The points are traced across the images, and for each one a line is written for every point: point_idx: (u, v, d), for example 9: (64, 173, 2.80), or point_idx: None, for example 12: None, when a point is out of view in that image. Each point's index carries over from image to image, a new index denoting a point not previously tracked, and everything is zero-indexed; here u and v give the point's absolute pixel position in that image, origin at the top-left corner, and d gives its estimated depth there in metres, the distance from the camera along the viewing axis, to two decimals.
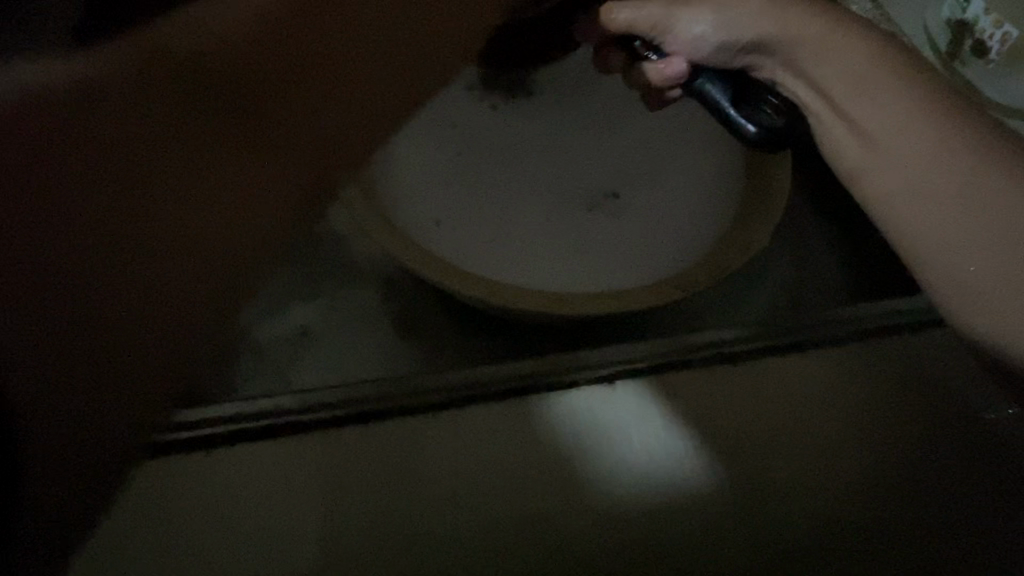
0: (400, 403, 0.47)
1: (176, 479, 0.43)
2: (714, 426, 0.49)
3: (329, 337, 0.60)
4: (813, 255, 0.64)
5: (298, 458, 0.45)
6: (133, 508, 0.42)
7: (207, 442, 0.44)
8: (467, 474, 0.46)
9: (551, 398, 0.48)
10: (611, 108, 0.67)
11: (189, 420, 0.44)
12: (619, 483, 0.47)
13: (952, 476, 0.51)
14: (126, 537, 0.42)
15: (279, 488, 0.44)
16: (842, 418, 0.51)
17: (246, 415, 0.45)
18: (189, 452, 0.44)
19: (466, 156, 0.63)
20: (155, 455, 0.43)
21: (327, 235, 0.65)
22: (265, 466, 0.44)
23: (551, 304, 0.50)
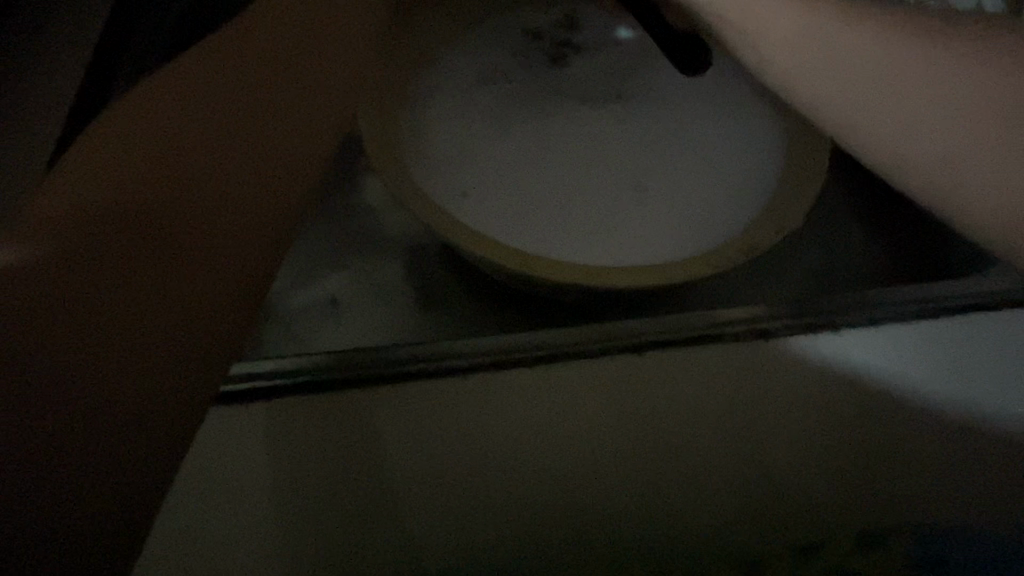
0: (438, 364, 0.49)
1: (233, 427, 0.47)
2: (731, 385, 0.52)
3: (365, 297, 0.61)
4: (851, 227, 0.63)
5: (341, 407, 0.48)
6: (202, 450, 0.47)
7: (253, 395, 0.46)
8: (498, 422, 0.51)
9: (583, 367, 0.49)
10: (650, 82, 0.66)
11: (248, 371, 0.47)
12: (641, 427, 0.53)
13: (942, 425, 0.56)
14: (212, 475, 0.48)
15: (332, 432, 0.49)
16: (860, 387, 0.54)
17: (284, 372, 0.47)
18: (245, 403, 0.47)
19: (504, 130, 0.64)
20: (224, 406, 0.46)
21: (362, 202, 0.66)
22: (312, 412, 0.48)
23: (588, 275, 0.51)
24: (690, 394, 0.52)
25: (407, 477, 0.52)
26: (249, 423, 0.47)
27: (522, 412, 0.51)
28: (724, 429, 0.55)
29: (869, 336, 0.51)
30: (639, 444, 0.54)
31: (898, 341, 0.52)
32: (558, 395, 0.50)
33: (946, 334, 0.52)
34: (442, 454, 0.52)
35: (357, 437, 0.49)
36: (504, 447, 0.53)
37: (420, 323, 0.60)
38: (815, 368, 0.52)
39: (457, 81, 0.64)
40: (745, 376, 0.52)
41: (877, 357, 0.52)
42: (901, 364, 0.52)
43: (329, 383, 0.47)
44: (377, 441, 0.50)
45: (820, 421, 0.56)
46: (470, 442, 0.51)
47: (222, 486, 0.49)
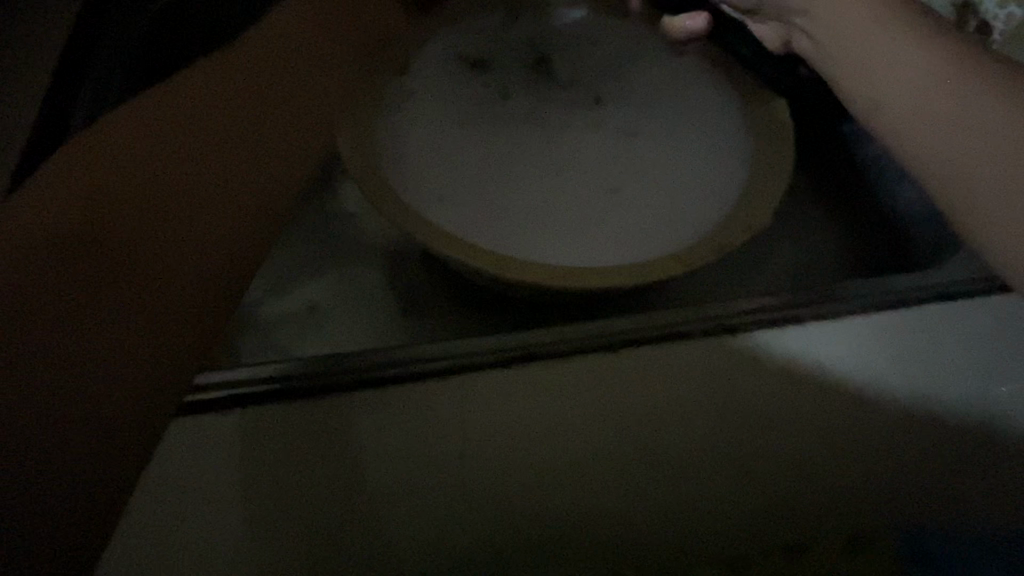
0: (419, 367, 0.50)
1: (215, 435, 0.48)
2: (710, 386, 0.53)
3: (346, 305, 0.62)
4: (818, 226, 0.65)
5: (318, 412, 0.49)
6: (182, 461, 0.48)
7: (234, 401, 0.48)
8: (478, 429, 0.51)
9: (559, 366, 0.51)
10: (622, 86, 0.68)
11: (231, 379, 0.48)
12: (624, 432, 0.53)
13: (928, 423, 0.56)
14: (189, 486, 0.48)
15: (311, 442, 0.49)
16: (839, 385, 0.54)
17: (264, 378, 0.48)
18: (224, 409, 0.48)
19: (480, 135, 0.65)
20: (210, 413, 0.48)
21: (342, 210, 0.66)
22: (293, 420, 0.48)
23: (562, 274, 0.51)
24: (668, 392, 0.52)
25: (387, 492, 0.51)
26: (227, 429, 0.48)
27: (502, 417, 0.51)
28: (710, 434, 0.54)
29: (833, 329, 0.53)
30: (624, 452, 0.54)
31: (861, 334, 0.54)
32: (533, 396, 0.51)
33: (906, 325, 0.54)
34: (421, 462, 0.51)
35: (336, 447, 0.49)
36: (485, 456, 0.52)
37: (398, 327, 0.60)
38: (786, 363, 0.53)
39: (434, 87, 0.65)
40: (720, 373, 0.53)
41: (841, 350, 0.53)
42: (866, 357, 0.54)
43: (308, 390, 0.48)
44: (357, 452, 0.50)
45: (808, 422, 0.55)
46: (451, 451, 0.51)
47: (198, 500, 0.48)
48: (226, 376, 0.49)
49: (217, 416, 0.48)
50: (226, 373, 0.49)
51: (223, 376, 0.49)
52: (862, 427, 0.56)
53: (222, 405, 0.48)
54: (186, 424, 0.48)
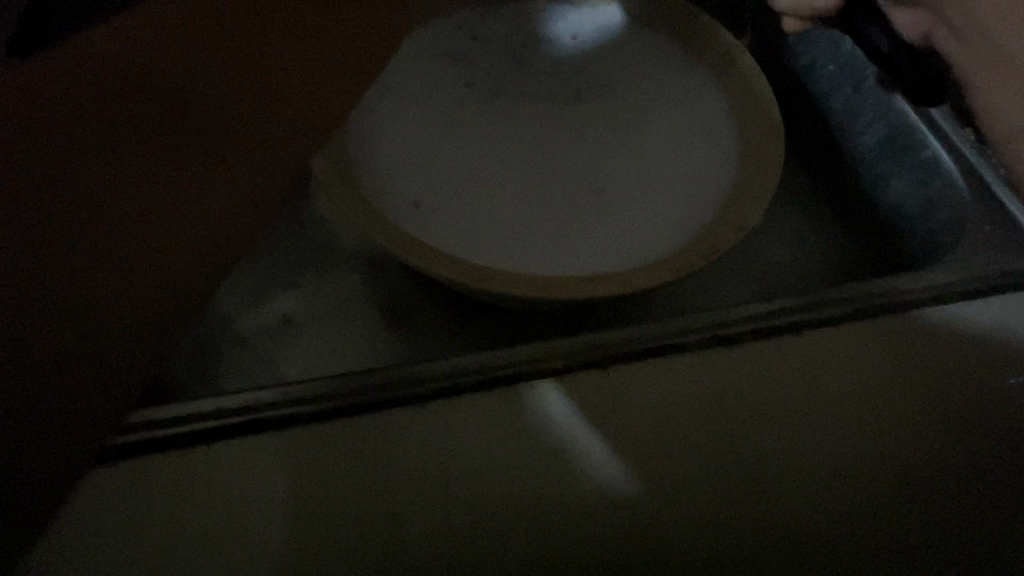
0: (394, 392, 0.45)
1: (158, 478, 0.42)
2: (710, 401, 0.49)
3: (318, 320, 0.58)
4: (807, 225, 0.64)
5: (279, 450, 0.43)
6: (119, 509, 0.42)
7: (182, 439, 0.43)
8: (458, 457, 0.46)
9: (549, 386, 0.46)
10: (603, 83, 0.65)
11: (179, 414, 0.43)
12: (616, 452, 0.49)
13: None
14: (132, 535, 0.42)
15: (274, 479, 0.44)
16: (844, 395, 0.51)
17: (220, 412, 0.43)
18: (163, 449, 0.42)
19: (457, 137, 0.61)
20: (152, 454, 0.42)
21: (314, 219, 0.63)
22: (252, 456, 0.43)
23: (549, 288, 0.49)
24: (669, 422, 0.46)
25: None
26: (171, 470, 0.42)
27: (485, 445, 0.46)
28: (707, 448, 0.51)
29: (838, 334, 0.50)
30: None
31: (870, 340, 0.50)
32: (519, 421, 0.46)
33: (919, 329, 0.50)
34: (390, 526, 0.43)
35: None
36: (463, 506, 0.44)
37: (376, 348, 0.57)
38: (796, 376, 0.48)
39: (407, 87, 0.62)
40: (721, 391, 0.47)
41: (854, 360, 0.49)
42: (881, 365, 0.49)
43: (272, 422, 0.44)
44: None
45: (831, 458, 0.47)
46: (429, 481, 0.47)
47: None
48: (172, 411, 0.43)
49: (162, 456, 0.42)
50: (171, 408, 0.43)
51: (167, 411, 0.43)
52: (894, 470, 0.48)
53: (167, 445, 0.43)
54: (122, 471, 0.42)
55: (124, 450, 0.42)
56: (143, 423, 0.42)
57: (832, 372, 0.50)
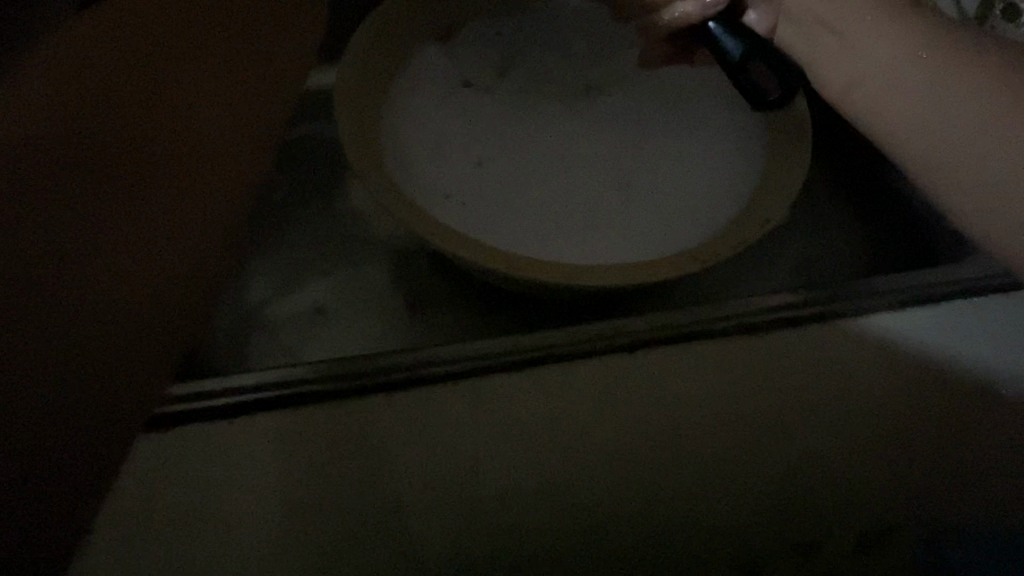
0: (425, 371, 0.46)
1: (198, 446, 0.44)
2: (731, 388, 0.48)
3: (346, 307, 0.60)
4: (832, 222, 0.64)
5: (313, 424, 0.45)
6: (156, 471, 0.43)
7: (223, 410, 0.44)
8: (480, 438, 0.46)
9: (573, 369, 0.47)
10: (632, 78, 0.66)
11: (221, 387, 0.45)
12: (639, 444, 0.48)
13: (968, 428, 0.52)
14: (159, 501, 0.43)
15: (300, 453, 0.45)
16: (873, 387, 0.50)
17: (263, 386, 0.45)
18: (208, 419, 0.44)
19: (487, 129, 0.63)
20: (195, 422, 0.44)
21: (348, 210, 0.65)
22: (288, 429, 0.45)
23: (574, 275, 0.50)
24: (685, 397, 0.48)
25: (384, 504, 0.46)
26: (205, 442, 0.44)
27: (507, 428, 0.46)
28: (724, 443, 0.50)
29: (863, 325, 0.50)
30: (639, 464, 0.49)
31: (894, 330, 0.50)
32: (543, 401, 0.47)
33: (945, 320, 0.50)
34: (426, 487, 0.46)
35: (326, 460, 0.45)
36: (487, 470, 0.47)
37: (404, 331, 0.59)
38: (820, 364, 0.49)
39: (440, 83, 0.63)
40: (743, 378, 0.48)
41: (878, 348, 0.50)
42: (896, 356, 0.50)
43: (308, 399, 0.45)
44: (353, 462, 0.45)
45: (828, 433, 0.51)
46: (452, 467, 0.46)
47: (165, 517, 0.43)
48: (215, 382, 0.45)
49: (203, 424, 0.44)
50: (215, 380, 0.45)
51: (208, 383, 0.45)
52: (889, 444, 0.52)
53: (208, 415, 0.44)
54: (166, 438, 0.43)
55: (169, 416, 0.44)
56: (188, 392, 0.45)
57: (857, 360, 0.50)
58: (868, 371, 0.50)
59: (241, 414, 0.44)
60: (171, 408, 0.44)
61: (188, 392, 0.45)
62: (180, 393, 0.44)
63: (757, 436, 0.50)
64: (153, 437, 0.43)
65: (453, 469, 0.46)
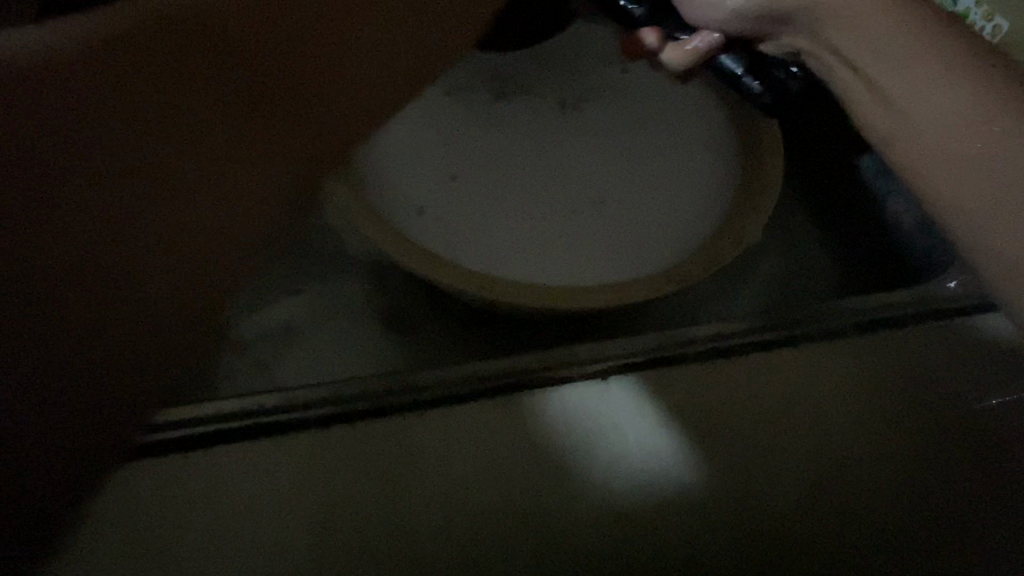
0: (396, 397, 0.45)
1: (158, 480, 0.42)
2: (715, 415, 0.47)
3: (318, 330, 0.58)
4: (804, 243, 0.65)
5: (279, 455, 0.43)
6: (112, 509, 0.41)
7: (186, 441, 0.43)
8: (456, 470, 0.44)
9: (548, 394, 0.47)
10: (606, 97, 0.66)
11: (184, 417, 0.43)
12: (633, 481, 0.45)
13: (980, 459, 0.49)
14: (111, 544, 0.40)
15: (265, 489, 0.43)
16: (869, 415, 0.48)
17: (227, 415, 0.44)
18: (169, 451, 0.43)
19: (462, 148, 0.63)
20: (155, 453, 0.42)
21: (320, 229, 0.63)
22: (253, 461, 0.43)
23: (549, 298, 0.49)
24: (664, 432, 0.46)
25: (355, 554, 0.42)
26: (167, 476, 0.42)
27: (483, 459, 0.45)
28: None
29: (835, 346, 0.50)
30: (643, 512, 0.44)
31: (866, 351, 0.50)
32: (519, 429, 0.46)
33: (918, 341, 0.50)
34: (383, 542, 0.42)
35: (292, 497, 0.43)
36: (452, 521, 0.43)
37: (378, 354, 0.57)
38: (799, 393, 0.48)
39: (414, 100, 0.63)
40: (724, 408, 0.47)
41: (855, 374, 0.49)
42: (875, 380, 0.49)
43: (278, 427, 0.44)
44: (323, 499, 0.43)
45: (833, 484, 0.46)
46: (427, 504, 0.43)
47: (116, 562, 0.40)
48: (177, 411, 0.44)
49: (163, 456, 0.42)
50: (177, 409, 0.44)
51: (169, 412, 0.43)
52: (908, 500, 0.47)
53: (170, 447, 0.43)
54: (124, 473, 0.42)
55: (129, 448, 0.42)
56: (147, 424, 0.43)
57: (837, 382, 0.49)
58: (853, 394, 0.49)
59: (203, 446, 0.43)
60: (131, 440, 0.42)
61: (149, 422, 0.43)
62: (141, 424, 0.43)
63: None
64: (110, 472, 0.42)
65: (417, 517, 0.43)
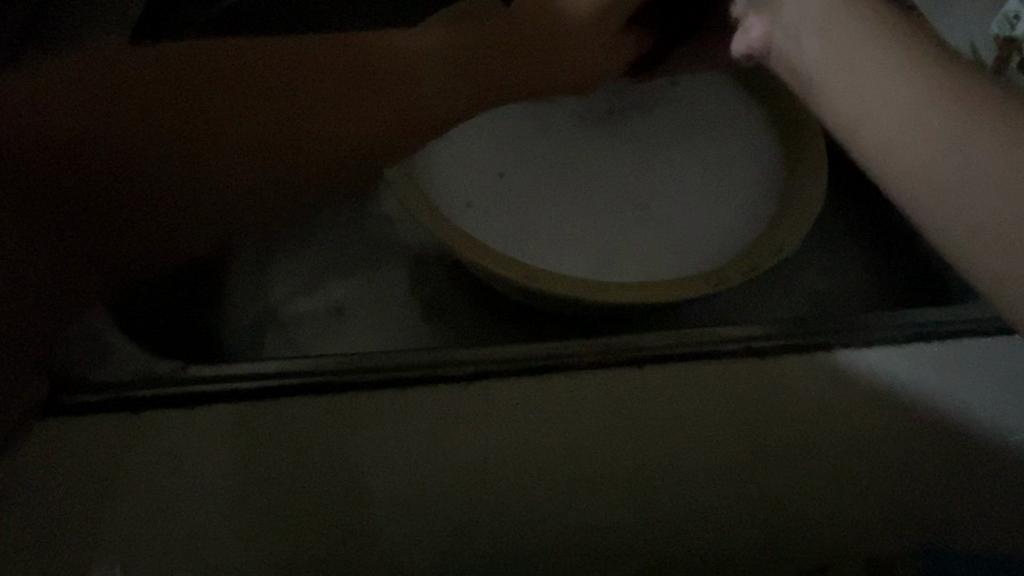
0: (439, 370, 0.48)
1: (215, 427, 0.46)
2: (731, 410, 0.49)
3: (366, 307, 0.62)
4: (841, 259, 0.66)
5: (329, 414, 0.47)
6: (176, 450, 0.45)
7: (246, 394, 0.47)
8: (486, 441, 0.48)
9: (579, 380, 0.49)
10: (657, 106, 0.68)
11: (244, 372, 0.47)
12: (648, 455, 0.49)
13: (982, 472, 0.51)
14: (171, 483, 0.45)
15: (312, 443, 0.46)
16: (876, 421, 0.50)
17: (283, 374, 0.47)
18: (230, 401, 0.46)
19: (512, 144, 0.65)
20: (217, 403, 0.46)
21: (377, 214, 0.68)
22: (302, 416, 0.47)
23: (590, 290, 0.51)
24: (682, 425, 0.49)
25: (392, 494, 0.48)
26: (225, 426, 0.46)
27: (509, 436, 0.48)
28: (724, 466, 0.50)
29: (863, 357, 0.50)
30: (646, 481, 0.50)
31: (888, 360, 0.50)
32: (551, 411, 0.48)
33: (949, 360, 0.50)
34: (417, 488, 0.48)
35: (334, 453, 0.47)
36: (487, 481, 0.48)
37: (420, 331, 0.61)
38: (822, 394, 0.50)
39: None
40: (746, 400, 0.49)
41: (878, 383, 0.50)
42: (894, 393, 0.50)
43: (326, 387, 0.47)
44: (366, 456, 0.47)
45: (830, 479, 0.51)
46: (456, 465, 0.48)
47: (178, 496, 0.45)
48: (238, 367, 0.48)
49: (224, 404, 0.46)
50: (239, 365, 0.48)
51: (232, 366, 0.47)
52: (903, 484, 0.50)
53: (230, 398, 0.46)
54: (188, 417, 0.46)
55: (196, 397, 0.46)
56: (212, 375, 0.47)
57: (859, 391, 0.50)
58: (869, 403, 0.50)
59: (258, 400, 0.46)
60: (197, 388, 0.46)
61: (214, 375, 0.47)
62: (208, 375, 0.47)
63: (755, 461, 0.50)
64: (178, 414, 0.46)
65: (447, 470, 0.48)
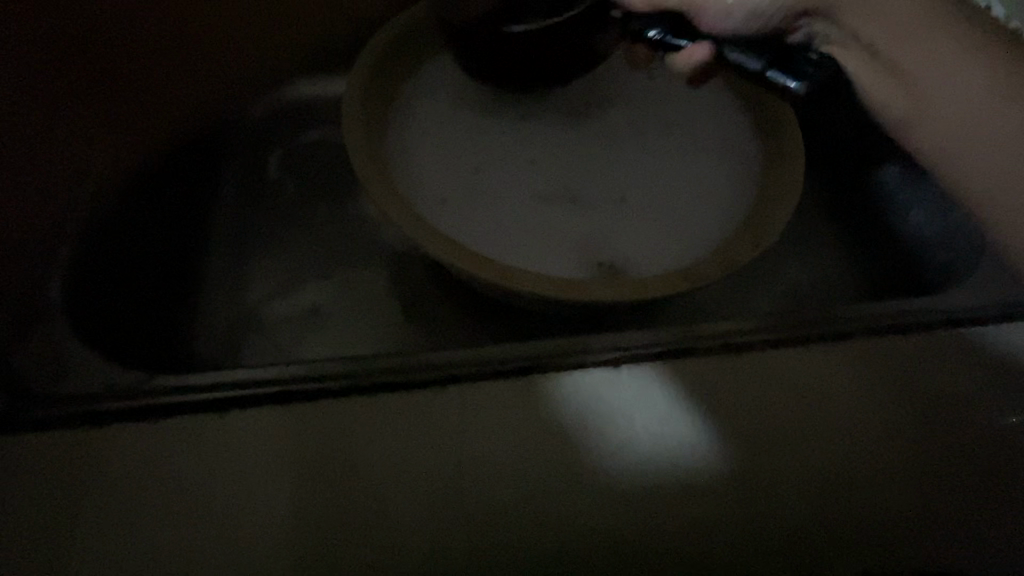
0: (407, 376, 0.47)
1: (173, 441, 0.44)
2: (715, 410, 0.47)
3: (340, 310, 0.60)
4: (828, 250, 0.64)
5: (295, 422, 0.45)
6: (132, 465, 0.43)
7: (206, 404, 0.45)
8: (458, 449, 0.45)
9: (549, 382, 0.47)
10: (635, 98, 0.67)
11: (203, 381, 0.45)
12: (633, 457, 0.46)
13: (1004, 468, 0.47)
14: (124, 499, 0.42)
15: (275, 455, 0.44)
16: (871, 416, 0.47)
17: (244, 383, 0.46)
18: (190, 412, 0.45)
19: (484, 139, 0.63)
20: (177, 414, 0.44)
21: (350, 216, 0.66)
22: (265, 427, 0.45)
23: (558, 287, 0.49)
24: (668, 426, 0.46)
25: (357, 512, 0.43)
26: (185, 439, 0.44)
27: (482, 443, 0.46)
28: (721, 471, 0.46)
29: (842, 351, 0.49)
30: (637, 492, 0.45)
31: (865, 355, 0.49)
32: (525, 414, 0.46)
33: (922, 355, 0.49)
34: (386, 502, 0.44)
35: (297, 465, 0.44)
36: (467, 495, 0.44)
37: (396, 336, 0.59)
38: (807, 387, 0.48)
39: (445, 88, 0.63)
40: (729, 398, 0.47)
41: (860, 377, 0.48)
42: (876, 389, 0.48)
43: (291, 394, 0.46)
44: (330, 467, 0.44)
45: (841, 481, 0.46)
46: (428, 476, 0.45)
47: (130, 513, 0.42)
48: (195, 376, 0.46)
49: (183, 416, 0.44)
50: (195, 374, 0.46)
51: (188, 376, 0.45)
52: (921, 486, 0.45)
53: (189, 408, 0.45)
54: (147, 430, 0.44)
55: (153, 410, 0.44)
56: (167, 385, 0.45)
57: (843, 387, 0.48)
58: (854, 398, 0.48)
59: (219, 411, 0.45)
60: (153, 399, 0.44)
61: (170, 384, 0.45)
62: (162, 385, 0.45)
63: (757, 466, 0.46)
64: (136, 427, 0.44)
65: (418, 481, 0.44)
